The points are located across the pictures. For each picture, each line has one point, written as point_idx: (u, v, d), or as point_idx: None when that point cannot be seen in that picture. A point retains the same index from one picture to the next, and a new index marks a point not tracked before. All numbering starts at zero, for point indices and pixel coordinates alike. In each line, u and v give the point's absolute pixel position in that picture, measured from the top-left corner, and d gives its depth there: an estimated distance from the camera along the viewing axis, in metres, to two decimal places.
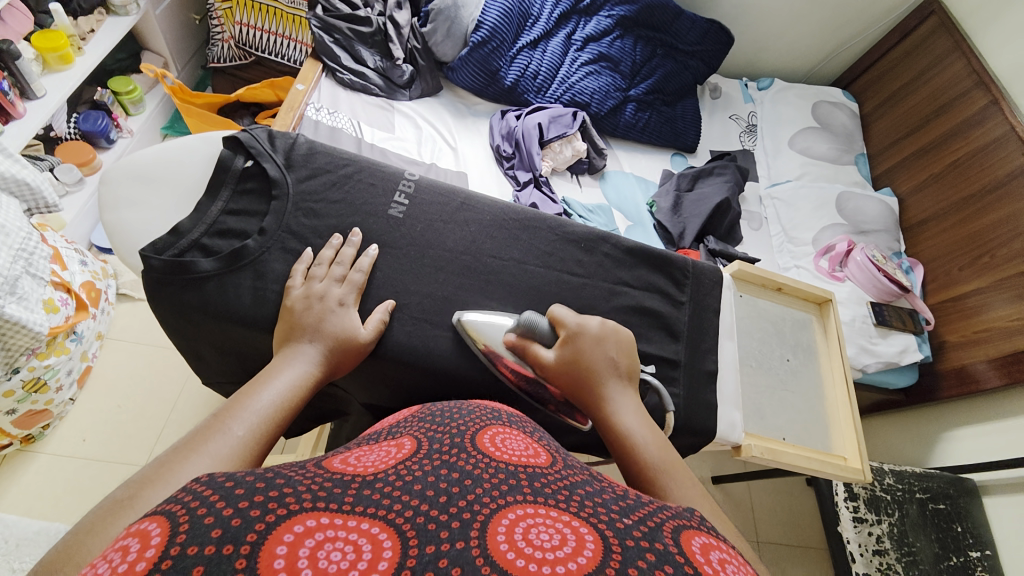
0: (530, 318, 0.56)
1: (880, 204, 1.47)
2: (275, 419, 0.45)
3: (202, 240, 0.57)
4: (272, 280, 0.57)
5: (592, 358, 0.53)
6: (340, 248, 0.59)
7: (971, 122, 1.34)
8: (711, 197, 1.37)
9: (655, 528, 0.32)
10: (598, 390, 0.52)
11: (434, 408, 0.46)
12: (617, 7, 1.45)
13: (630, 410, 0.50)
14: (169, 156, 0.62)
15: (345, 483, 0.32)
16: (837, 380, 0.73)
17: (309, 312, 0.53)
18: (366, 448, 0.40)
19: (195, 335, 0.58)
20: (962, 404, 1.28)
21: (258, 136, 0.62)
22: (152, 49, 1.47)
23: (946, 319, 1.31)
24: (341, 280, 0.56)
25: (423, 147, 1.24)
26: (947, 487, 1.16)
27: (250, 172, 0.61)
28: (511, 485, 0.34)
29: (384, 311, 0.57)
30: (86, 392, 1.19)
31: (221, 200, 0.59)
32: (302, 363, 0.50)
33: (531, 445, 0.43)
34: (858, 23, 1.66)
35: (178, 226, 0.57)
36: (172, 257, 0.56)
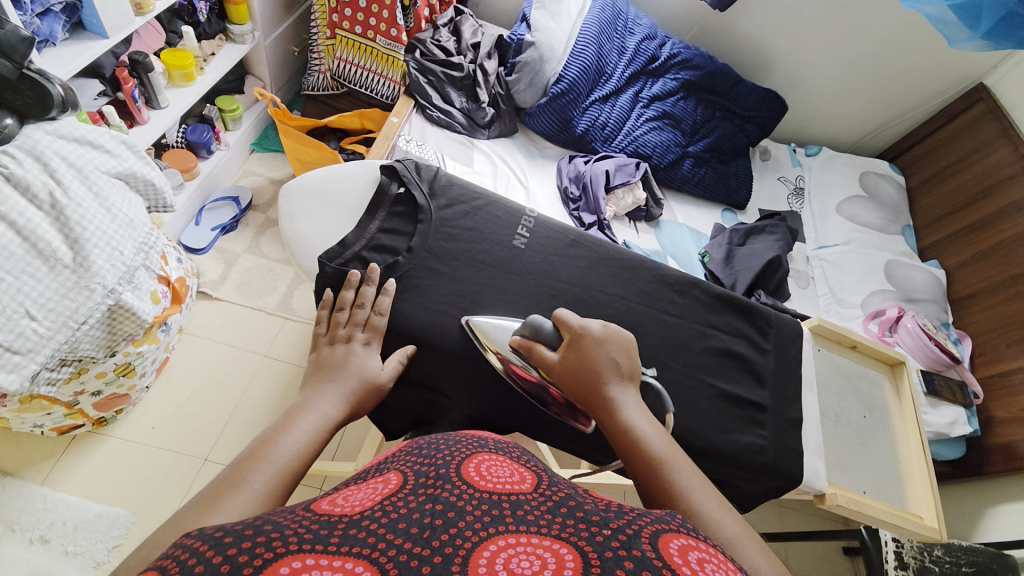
0: (537, 320, 0.59)
1: (928, 275, 1.51)
2: (292, 467, 0.44)
3: (362, 254, 0.64)
4: (414, 292, 0.63)
5: (598, 357, 0.55)
6: (358, 287, 0.61)
7: (1017, 205, 1.39)
8: (762, 253, 1.45)
9: (633, 535, 0.35)
10: (603, 391, 0.52)
11: (425, 440, 0.49)
12: (682, 72, 1.55)
13: (636, 410, 0.52)
14: (339, 178, 0.70)
15: (330, 523, 0.35)
16: (911, 440, 0.75)
17: (334, 356, 0.56)
18: (354, 487, 0.43)
19: None
20: (1011, 480, 1.27)
21: (409, 166, 0.69)
22: (256, 73, 1.60)
23: (995, 395, 1.32)
24: (364, 325, 0.59)
25: (498, 182, 1.33)
26: (991, 561, 1.13)
27: (401, 198, 0.68)
28: (494, 516, 0.37)
29: (403, 354, 0.60)
30: (160, 381, 1.26)
31: (378, 219, 0.66)
32: (326, 405, 0.51)
33: (515, 470, 0.46)
34: (905, 103, 1.76)
35: (346, 239, 0.65)
36: (340, 266, 0.63)
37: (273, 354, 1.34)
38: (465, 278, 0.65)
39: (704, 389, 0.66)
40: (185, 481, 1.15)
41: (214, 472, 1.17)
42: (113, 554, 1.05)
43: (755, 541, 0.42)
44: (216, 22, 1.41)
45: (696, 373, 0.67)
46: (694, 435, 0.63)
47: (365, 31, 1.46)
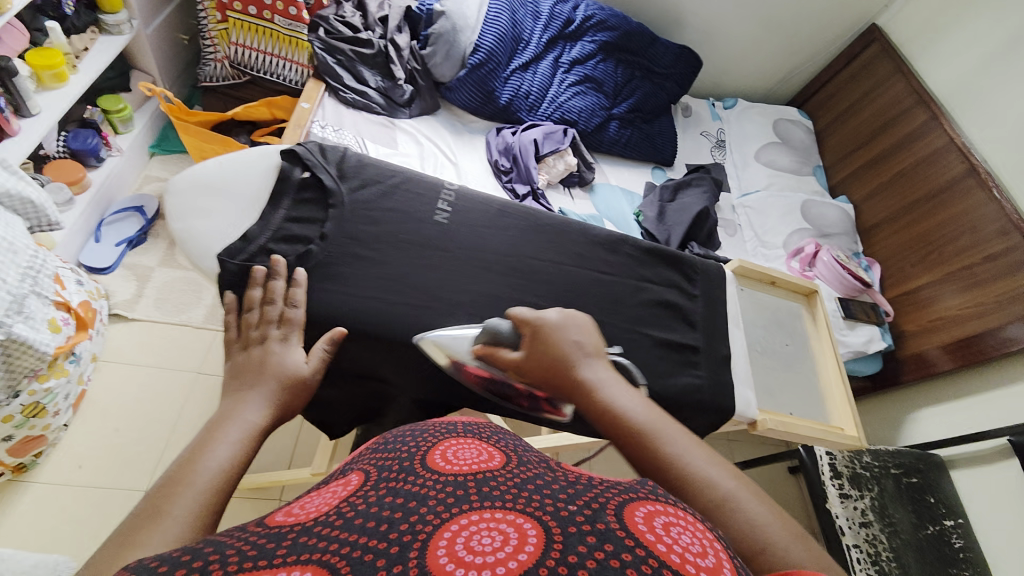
0: (494, 323, 0.56)
1: (838, 211, 1.63)
2: (220, 485, 0.39)
3: (269, 246, 0.59)
4: (339, 281, 0.60)
5: (564, 346, 0.52)
6: (266, 283, 0.57)
7: (915, 135, 1.51)
8: (691, 207, 1.52)
9: (599, 510, 0.34)
10: (574, 376, 0.50)
11: (392, 434, 0.47)
12: (599, 34, 1.55)
13: (611, 386, 0.49)
14: (231, 166, 0.63)
15: (282, 534, 0.32)
16: (828, 361, 0.81)
17: (251, 360, 0.51)
18: (313, 493, 0.41)
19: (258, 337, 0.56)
20: (922, 386, 1.42)
21: (312, 149, 0.62)
22: (141, 68, 1.45)
23: (903, 311, 1.46)
24: (279, 322, 0.54)
25: (426, 162, 1.29)
26: (917, 462, 1.27)
27: (307, 183, 0.61)
28: (457, 497, 0.36)
29: (329, 340, 0.55)
30: (79, 417, 1.15)
31: (283, 208, 0.60)
32: (248, 412, 0.45)
33: (484, 450, 0.44)
34: (807, 50, 1.86)
35: (248, 232, 0.59)
36: (243, 262, 0.58)
37: (206, 369, 1.26)
38: (392, 260, 0.62)
39: (642, 341, 0.68)
40: (126, 517, 1.07)
41: None
42: None
43: (743, 490, 0.42)
44: (85, 14, 1.25)
45: (634, 326, 0.69)
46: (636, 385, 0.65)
47: (260, 11, 1.33)
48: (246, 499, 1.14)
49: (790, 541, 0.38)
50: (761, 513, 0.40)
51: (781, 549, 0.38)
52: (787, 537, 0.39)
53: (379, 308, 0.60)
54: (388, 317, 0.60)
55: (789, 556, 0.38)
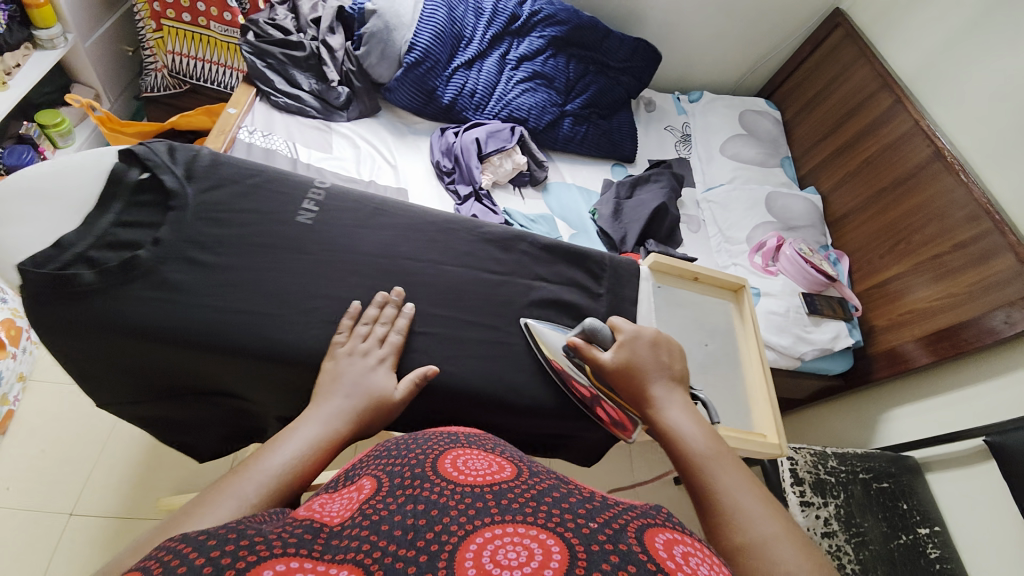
0: (592, 323, 0.60)
1: (805, 202, 1.56)
2: (288, 481, 0.41)
3: (89, 253, 0.52)
4: (173, 290, 0.52)
5: (619, 361, 0.57)
6: (380, 306, 0.58)
7: (881, 120, 1.45)
8: (649, 202, 1.45)
9: (620, 529, 0.35)
10: (647, 392, 0.55)
11: (394, 442, 0.49)
12: (548, 29, 1.51)
13: (679, 411, 0.54)
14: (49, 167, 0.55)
15: (317, 530, 0.35)
16: (753, 361, 0.76)
17: (344, 369, 0.52)
18: (329, 494, 0.42)
19: (84, 356, 0.52)
20: (896, 383, 1.33)
21: (157, 149, 0.57)
22: (83, 81, 1.41)
23: (873, 305, 1.39)
24: (379, 341, 0.56)
25: (362, 165, 1.25)
26: (889, 465, 1.20)
27: (145, 184, 0.56)
28: (478, 509, 0.36)
29: (421, 373, 0.55)
30: (9, 438, 1.11)
31: (111, 212, 0.54)
32: (327, 419, 0.47)
33: (494, 461, 0.45)
34: (772, 39, 1.80)
35: (61, 239, 0.51)
36: (53, 271, 0.50)
37: None
38: (239, 266, 0.55)
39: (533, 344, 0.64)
40: (49, 541, 1.03)
41: (84, 524, 1.05)
42: None
43: (788, 540, 0.41)
44: (18, 31, 1.20)
45: (520, 329, 0.64)
46: (517, 394, 0.62)
47: (195, 18, 1.31)
48: None
49: None
50: (800, 562, 0.40)
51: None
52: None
53: (224, 318, 0.53)
54: (220, 326, 0.52)
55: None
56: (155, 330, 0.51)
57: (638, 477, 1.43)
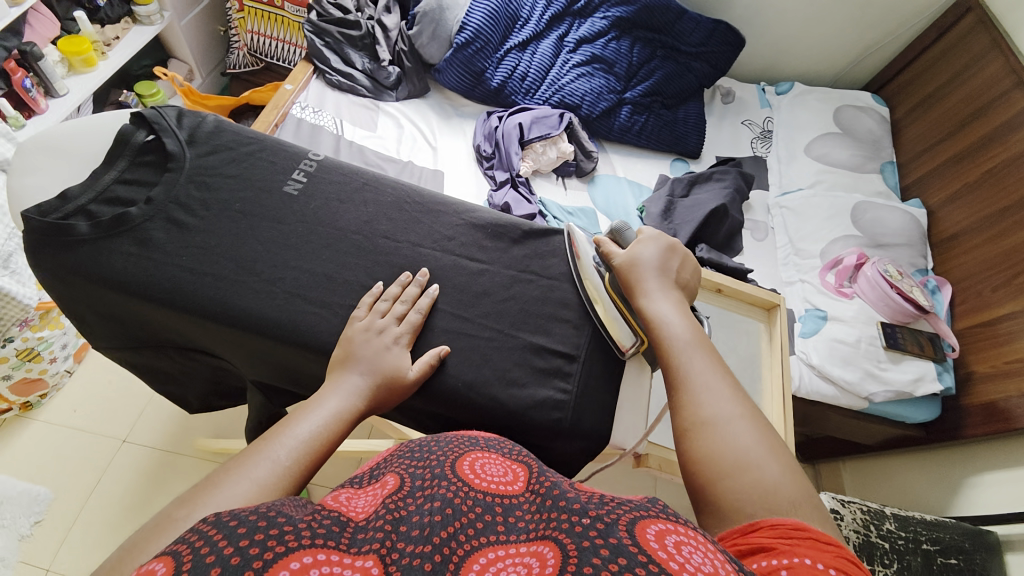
0: (621, 225, 0.63)
1: (904, 216, 1.32)
2: (318, 449, 0.45)
3: (89, 206, 0.54)
4: (150, 247, 0.54)
5: (638, 263, 0.59)
6: (405, 285, 0.58)
7: (1011, 125, 1.18)
8: (706, 203, 1.30)
9: (612, 524, 0.34)
10: (643, 287, 0.57)
11: (414, 442, 0.46)
12: (613, 10, 1.41)
13: (671, 305, 0.56)
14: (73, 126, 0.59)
15: (343, 522, 0.34)
16: (775, 399, 0.66)
17: (366, 344, 0.53)
18: (355, 488, 0.40)
19: (77, 297, 0.54)
20: (993, 444, 1.08)
21: (165, 115, 0.60)
22: (178, 57, 1.57)
23: (975, 346, 1.14)
24: (399, 319, 0.56)
25: (402, 144, 1.26)
26: (961, 538, 0.97)
27: (151, 146, 0.58)
28: (486, 522, 0.36)
29: (435, 354, 0.55)
30: (83, 367, 1.27)
31: (116, 169, 0.57)
32: (347, 394, 0.50)
33: (508, 467, 0.44)
34: (887, 23, 1.53)
35: (66, 191, 0.54)
36: (55, 220, 0.53)
37: None
38: (216, 231, 0.56)
39: (507, 342, 0.59)
40: (104, 461, 1.17)
41: (133, 451, 1.19)
42: (33, 529, 1.08)
43: (747, 423, 0.47)
44: (118, 6, 1.36)
45: (494, 323, 0.59)
46: (475, 390, 0.56)
47: None
48: (205, 461, 1.19)
49: (764, 459, 0.44)
50: (754, 439, 0.45)
51: (770, 472, 0.43)
52: (776, 467, 0.43)
53: (188, 280, 0.53)
54: (183, 287, 0.53)
55: (764, 479, 0.42)
56: (128, 283, 0.53)
57: (659, 498, 1.33)
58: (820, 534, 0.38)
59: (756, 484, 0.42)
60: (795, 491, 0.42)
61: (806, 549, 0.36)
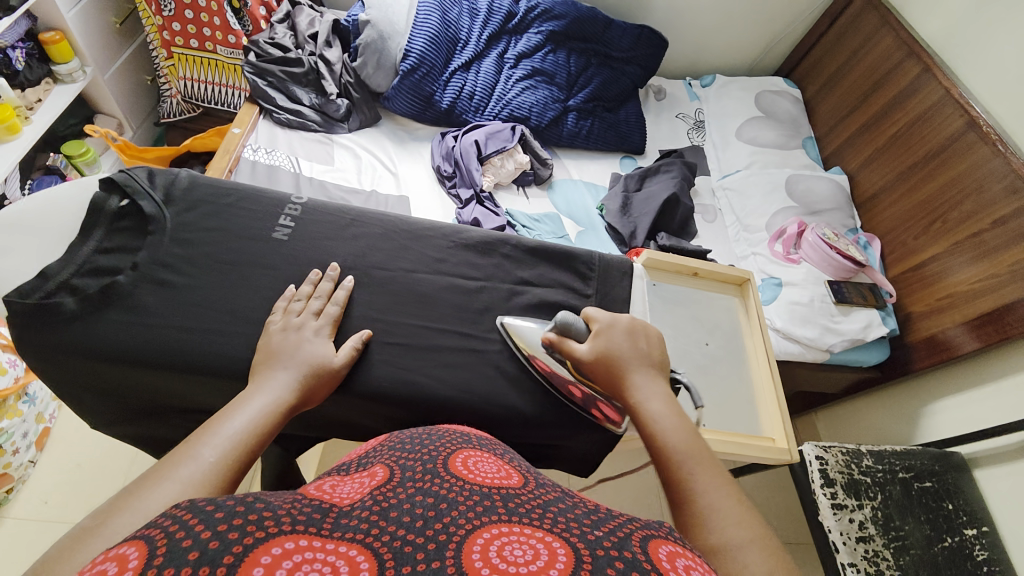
0: (565, 317, 0.59)
1: (830, 183, 1.47)
2: (247, 444, 0.45)
3: (72, 281, 0.52)
4: (144, 313, 0.53)
5: (601, 355, 0.56)
6: (318, 282, 0.59)
7: (906, 92, 1.35)
8: (659, 194, 1.39)
9: (624, 538, 0.36)
10: (625, 382, 0.54)
11: (403, 436, 0.50)
12: (546, 24, 1.48)
13: (657, 401, 0.53)
14: (37, 199, 0.58)
15: (324, 509, 0.36)
16: (760, 362, 0.74)
17: (285, 343, 0.53)
18: (340, 478, 0.43)
19: (64, 378, 0.52)
20: (940, 374, 1.23)
21: (136, 175, 0.58)
22: (105, 111, 1.49)
23: (908, 290, 1.28)
24: (317, 314, 0.57)
25: (363, 175, 1.27)
26: (932, 463, 1.10)
27: (126, 211, 0.57)
28: (488, 506, 0.38)
29: (358, 339, 0.57)
30: (46, 454, 1.17)
31: (93, 240, 0.55)
32: (274, 390, 0.50)
33: (502, 468, 0.46)
34: (787, 15, 1.71)
35: (44, 268, 0.52)
36: (37, 301, 0.51)
37: None
38: (207, 285, 0.56)
39: (515, 350, 0.62)
40: None
41: None
42: None
43: (764, 552, 0.41)
44: (37, 67, 1.27)
45: (500, 334, 0.63)
46: (492, 403, 0.59)
47: (202, 44, 1.35)
48: None
49: None
50: (768, 567, 0.40)
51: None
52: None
53: (191, 339, 0.53)
54: (187, 346, 0.53)
55: None
56: (126, 353, 0.51)
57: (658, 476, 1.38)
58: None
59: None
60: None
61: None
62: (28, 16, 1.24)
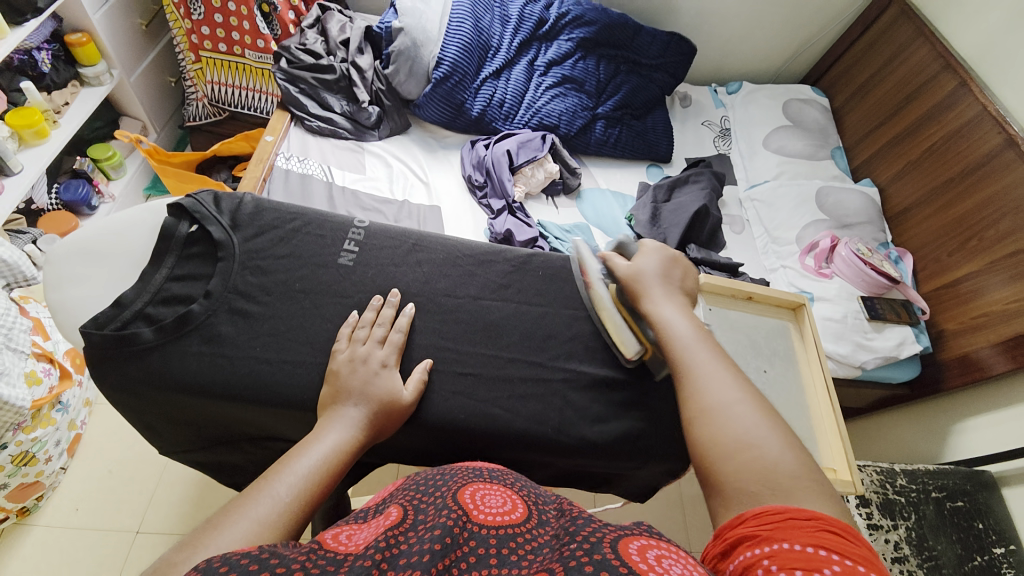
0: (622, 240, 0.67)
1: (861, 195, 1.46)
2: (319, 482, 0.44)
3: (146, 310, 0.57)
4: (219, 344, 0.57)
5: (633, 270, 0.62)
6: (380, 309, 0.61)
7: (943, 105, 1.33)
8: (688, 205, 1.37)
9: (597, 543, 0.37)
10: (648, 293, 0.60)
11: (419, 477, 0.47)
12: (576, 31, 1.46)
13: (677, 312, 0.59)
14: (109, 225, 0.62)
15: (339, 560, 0.34)
16: (819, 390, 0.77)
17: (355, 376, 0.54)
18: (356, 526, 0.40)
19: (158, 401, 0.56)
20: (972, 392, 1.22)
21: (203, 201, 0.63)
22: (130, 114, 1.48)
23: (941, 306, 1.28)
24: (382, 342, 0.58)
25: (395, 184, 1.26)
26: (963, 482, 1.09)
27: (195, 236, 0.61)
28: (481, 554, 0.37)
29: (424, 370, 0.59)
30: (77, 460, 1.18)
31: (166, 267, 0.60)
32: (345, 426, 0.50)
33: (508, 498, 0.46)
34: (816, 23, 1.69)
35: (120, 298, 0.57)
36: (114, 330, 0.56)
37: None
38: (278, 312, 0.60)
39: (581, 379, 0.64)
40: (120, 558, 1.08)
41: (149, 541, 1.10)
42: None
43: (745, 416, 0.49)
44: (64, 69, 1.26)
45: (565, 364, 0.65)
46: (564, 434, 0.61)
47: (230, 47, 1.33)
48: None
49: (780, 451, 0.46)
50: (755, 420, 0.49)
51: (772, 452, 0.46)
52: (779, 444, 0.47)
53: (269, 371, 0.57)
54: (268, 380, 0.56)
55: (766, 455, 0.46)
56: (207, 384, 0.56)
57: (682, 490, 1.35)
58: (802, 512, 0.40)
59: (755, 463, 0.45)
60: (784, 469, 0.45)
61: (793, 531, 0.38)
62: (55, 17, 1.23)
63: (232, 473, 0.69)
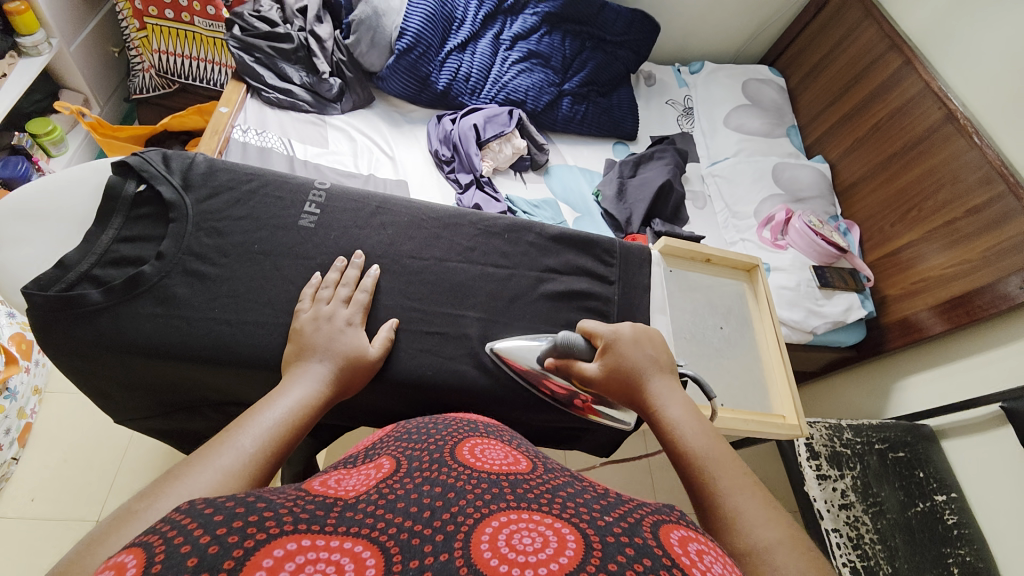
0: (565, 338, 0.59)
1: (814, 171, 1.53)
2: (283, 435, 0.44)
3: (93, 271, 0.55)
4: (175, 306, 0.56)
5: (614, 360, 0.56)
6: (343, 270, 0.60)
7: (887, 84, 1.41)
8: (653, 180, 1.40)
9: (635, 524, 0.33)
10: (643, 385, 0.54)
11: (411, 426, 0.49)
12: (542, 5, 1.46)
13: (674, 402, 0.52)
14: (50, 186, 0.59)
15: (329, 505, 0.33)
16: (771, 345, 0.82)
17: (318, 334, 0.54)
18: (345, 470, 0.41)
19: (115, 368, 0.55)
20: (911, 351, 1.32)
21: (151, 159, 0.60)
22: (70, 85, 1.38)
23: (884, 274, 1.37)
24: (347, 302, 0.58)
25: (359, 158, 1.23)
26: (904, 434, 1.19)
27: (143, 197, 0.59)
28: (494, 495, 0.36)
29: (390, 329, 0.59)
30: (30, 449, 1.13)
31: (112, 228, 0.58)
32: (310, 381, 0.49)
33: (510, 454, 0.45)
34: (774, 3, 1.74)
35: (64, 259, 0.55)
36: (59, 292, 0.53)
37: None
38: (238, 275, 0.59)
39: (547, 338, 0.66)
40: None
41: None
42: None
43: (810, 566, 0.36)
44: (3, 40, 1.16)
45: (531, 323, 0.66)
46: (530, 388, 0.63)
47: (178, 14, 1.26)
48: None
49: None
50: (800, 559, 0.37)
51: None
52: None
53: (232, 334, 0.56)
54: (229, 343, 0.55)
55: None
56: (164, 348, 0.54)
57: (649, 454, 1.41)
58: None
59: None
60: None
61: None
62: None
63: (197, 443, 0.68)
